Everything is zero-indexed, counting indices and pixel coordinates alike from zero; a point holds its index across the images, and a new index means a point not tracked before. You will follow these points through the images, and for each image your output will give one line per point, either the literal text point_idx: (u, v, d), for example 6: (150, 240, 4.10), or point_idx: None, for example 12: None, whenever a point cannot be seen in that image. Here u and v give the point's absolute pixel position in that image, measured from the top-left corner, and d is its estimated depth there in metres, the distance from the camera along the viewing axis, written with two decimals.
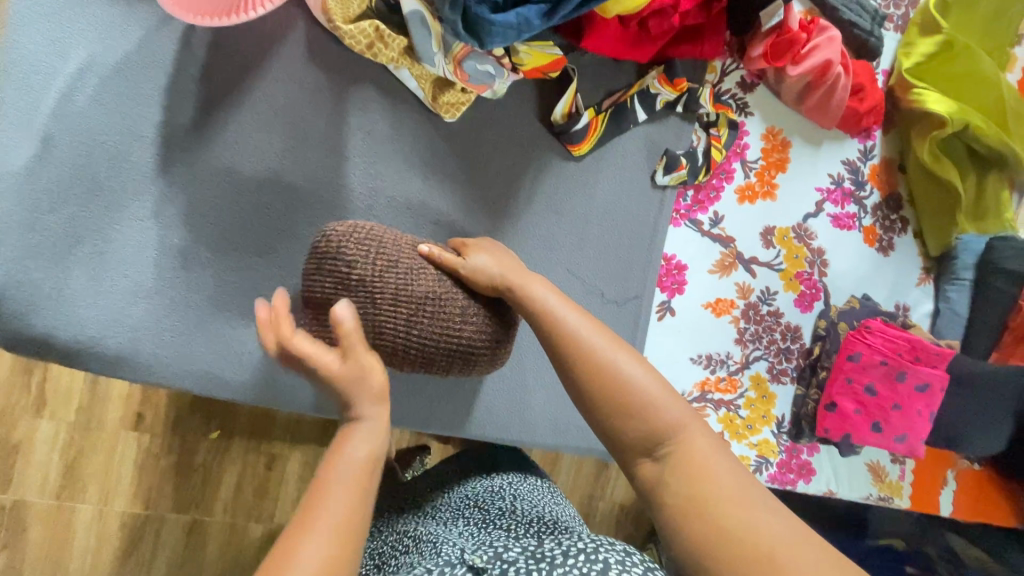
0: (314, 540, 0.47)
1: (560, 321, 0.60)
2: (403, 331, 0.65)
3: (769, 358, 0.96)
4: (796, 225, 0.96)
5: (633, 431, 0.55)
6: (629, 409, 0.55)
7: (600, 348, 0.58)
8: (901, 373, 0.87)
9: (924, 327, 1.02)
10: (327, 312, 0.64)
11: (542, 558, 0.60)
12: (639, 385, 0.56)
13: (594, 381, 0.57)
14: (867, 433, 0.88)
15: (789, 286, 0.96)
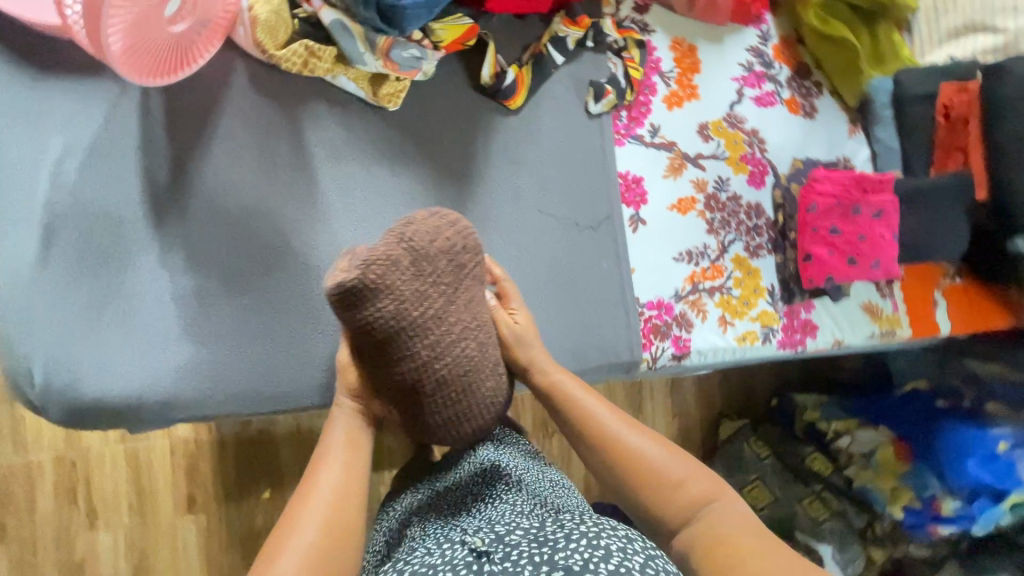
0: (304, 530, 0.60)
1: (597, 413, 0.75)
2: (447, 344, 0.75)
3: (743, 238, 1.05)
4: (726, 115, 1.05)
5: (671, 500, 0.70)
6: (662, 486, 0.70)
7: (635, 439, 0.73)
8: (854, 208, 0.95)
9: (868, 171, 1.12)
10: (408, 269, 0.71)
11: (547, 540, 0.60)
12: (664, 469, 0.71)
13: (628, 465, 0.72)
14: (846, 270, 0.96)
15: (739, 170, 1.05)
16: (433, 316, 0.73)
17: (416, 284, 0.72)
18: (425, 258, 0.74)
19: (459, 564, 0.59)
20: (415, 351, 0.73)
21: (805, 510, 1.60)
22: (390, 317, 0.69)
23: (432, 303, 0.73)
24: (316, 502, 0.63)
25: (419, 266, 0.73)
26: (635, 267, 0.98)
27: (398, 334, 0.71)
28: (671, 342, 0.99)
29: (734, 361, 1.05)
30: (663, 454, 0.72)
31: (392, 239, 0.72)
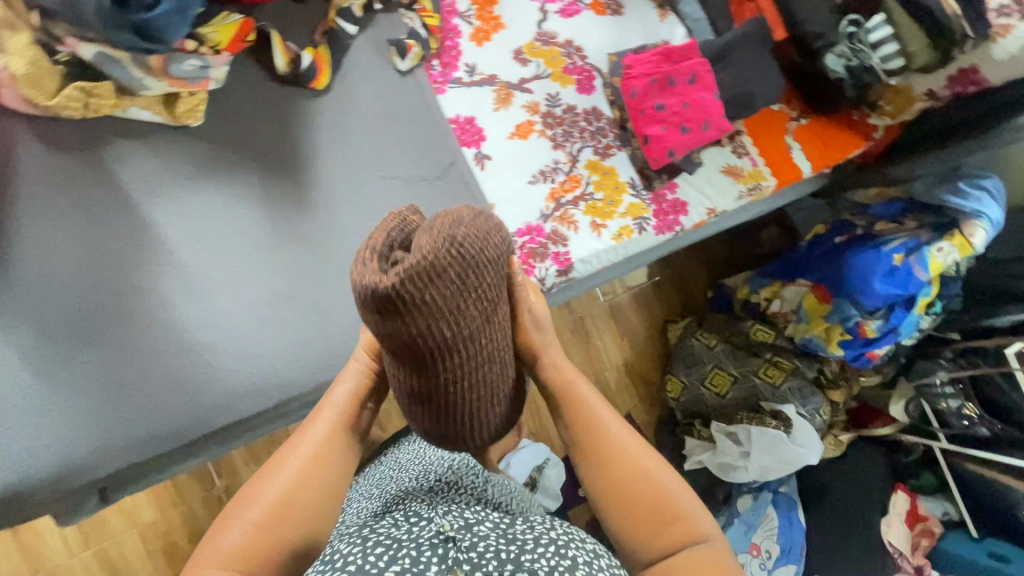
0: (259, 502, 0.57)
1: (598, 415, 0.65)
2: (470, 364, 0.63)
3: (590, 143, 1.09)
4: (536, 34, 1.09)
5: (645, 528, 0.59)
6: (661, 508, 0.59)
7: (636, 458, 0.62)
8: (670, 79, 0.98)
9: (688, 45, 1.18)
10: (449, 280, 0.57)
11: (514, 539, 0.57)
12: (668, 491, 0.61)
13: (629, 478, 0.60)
14: (683, 138, 0.99)
15: (565, 82, 1.09)
16: (467, 336, 0.61)
17: (450, 309, 0.58)
18: (469, 277, 0.59)
19: (424, 544, 0.54)
20: (442, 371, 0.62)
21: (762, 377, 1.75)
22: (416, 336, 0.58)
23: (468, 321, 0.60)
24: (277, 480, 0.58)
25: (468, 279, 0.58)
26: (494, 202, 1.01)
27: (423, 347, 0.59)
28: (553, 259, 1.02)
29: (622, 259, 1.10)
30: (658, 478, 0.61)
31: (437, 245, 0.56)
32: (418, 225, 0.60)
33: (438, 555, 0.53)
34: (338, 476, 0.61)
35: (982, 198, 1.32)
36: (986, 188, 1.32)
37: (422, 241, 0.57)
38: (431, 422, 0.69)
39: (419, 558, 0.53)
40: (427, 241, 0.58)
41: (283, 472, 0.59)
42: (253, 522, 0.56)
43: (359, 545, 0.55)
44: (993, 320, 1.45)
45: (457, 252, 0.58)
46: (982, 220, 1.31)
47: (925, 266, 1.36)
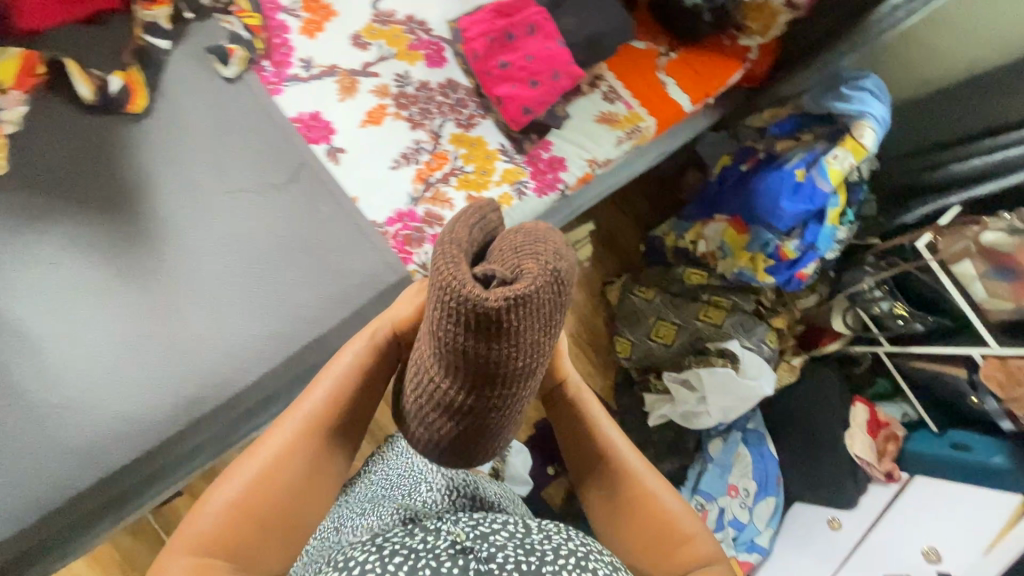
0: (240, 476, 0.67)
1: (611, 442, 0.80)
2: (522, 390, 0.66)
3: (450, 116, 1.05)
4: (373, 16, 1.04)
5: (647, 538, 0.74)
6: (667, 523, 0.74)
7: (649, 483, 0.78)
8: (507, 35, 0.95)
9: None
10: (540, 316, 0.58)
11: (535, 552, 0.63)
12: (676, 514, 0.75)
13: (640, 497, 0.76)
14: (535, 92, 0.96)
15: (413, 59, 1.05)
16: (532, 366, 0.63)
17: (527, 334, 0.58)
18: (551, 307, 0.59)
19: (443, 555, 0.61)
20: (482, 387, 0.63)
21: (704, 319, 1.73)
22: (476, 346, 0.59)
23: (542, 351, 0.62)
24: (255, 459, 0.69)
25: (556, 316, 0.60)
26: (356, 195, 0.96)
27: (496, 369, 0.61)
28: (431, 242, 0.99)
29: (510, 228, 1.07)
30: (656, 493, 0.77)
31: (547, 274, 0.56)
32: (513, 245, 0.60)
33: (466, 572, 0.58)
34: (307, 455, 0.71)
35: (865, 98, 1.32)
36: (867, 87, 1.32)
37: (529, 265, 0.57)
38: (459, 432, 0.69)
39: (438, 566, 0.60)
40: (529, 263, 0.58)
41: (261, 453, 0.69)
42: (231, 496, 0.65)
43: (377, 555, 0.62)
44: (904, 218, 1.46)
45: (556, 286, 0.58)
46: (869, 119, 1.31)
47: (825, 176, 1.36)
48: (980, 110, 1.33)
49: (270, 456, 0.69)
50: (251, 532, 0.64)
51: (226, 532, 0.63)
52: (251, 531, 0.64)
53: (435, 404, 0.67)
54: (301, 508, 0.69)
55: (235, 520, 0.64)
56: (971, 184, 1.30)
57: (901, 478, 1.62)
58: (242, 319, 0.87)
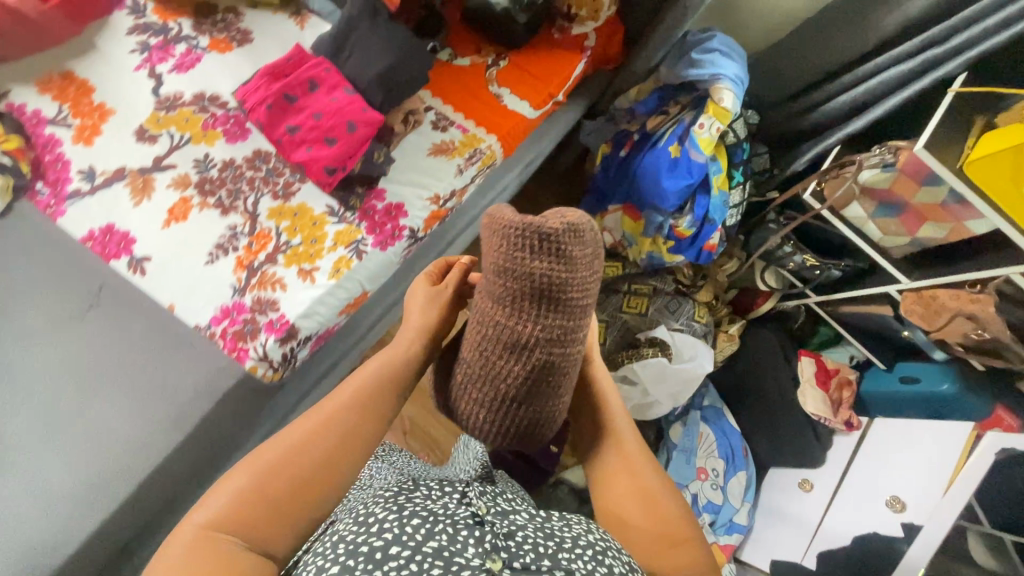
0: (277, 442, 0.65)
1: (620, 426, 0.83)
2: (569, 331, 0.76)
3: (266, 191, 0.98)
4: (156, 104, 0.97)
5: (641, 530, 0.72)
6: (648, 485, 0.75)
7: (637, 455, 0.79)
8: (288, 98, 0.87)
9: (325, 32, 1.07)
10: (574, 252, 0.75)
11: (553, 534, 0.61)
12: (661, 486, 0.76)
13: (622, 460, 0.78)
14: (334, 150, 0.89)
15: (211, 140, 0.97)
16: (577, 303, 0.76)
17: (583, 267, 0.76)
18: (595, 255, 0.78)
19: (459, 525, 0.58)
20: (548, 316, 0.76)
21: (631, 310, 1.67)
22: (547, 274, 0.74)
23: (585, 290, 0.77)
24: (295, 428, 0.66)
25: (592, 260, 0.77)
26: (170, 302, 0.89)
27: (546, 291, 0.74)
28: (267, 331, 0.92)
29: (356, 293, 1.00)
30: (656, 486, 0.76)
31: (582, 217, 0.77)
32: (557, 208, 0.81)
33: (474, 539, 0.56)
34: (347, 434, 0.68)
35: (715, 60, 1.26)
36: (716, 47, 1.26)
37: (570, 213, 0.77)
38: (521, 379, 0.77)
39: (455, 537, 0.56)
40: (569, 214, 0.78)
41: (302, 422, 0.67)
42: (248, 480, 0.61)
43: (394, 516, 0.58)
44: (792, 166, 1.42)
45: (589, 231, 0.77)
46: (725, 81, 1.25)
47: (698, 148, 1.30)
48: (828, 44, 1.25)
49: (308, 428, 0.66)
50: (260, 522, 0.59)
51: (237, 519, 0.59)
52: (265, 517, 0.60)
53: (496, 340, 0.77)
54: (319, 505, 0.63)
55: (245, 503, 0.60)
56: (848, 121, 1.26)
57: (860, 424, 1.54)
58: (59, 473, 0.80)
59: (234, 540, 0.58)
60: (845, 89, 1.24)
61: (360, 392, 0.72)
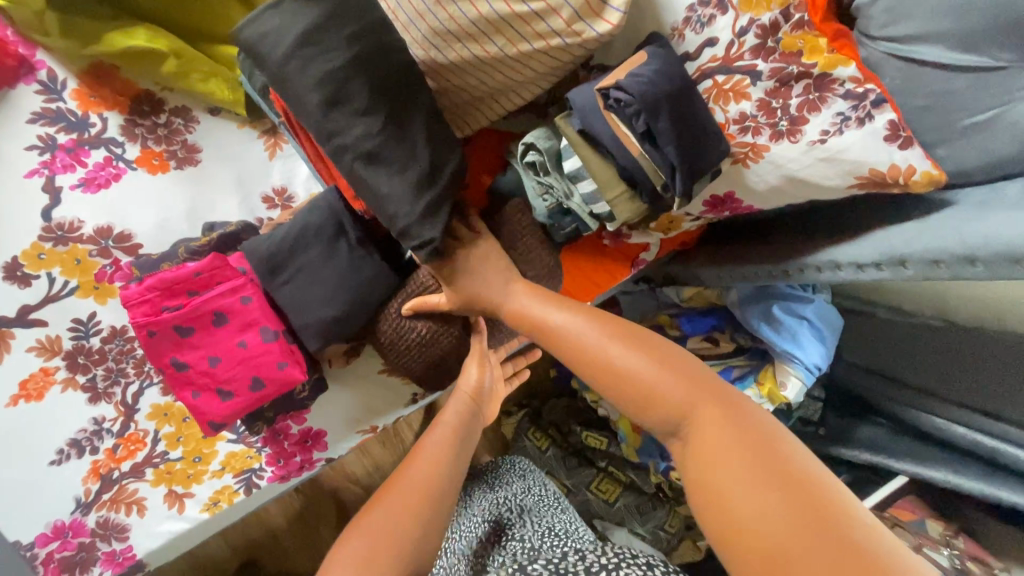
0: (379, 507, 0.59)
1: (580, 315, 0.61)
2: (456, 337, 0.73)
3: (155, 379, 0.76)
4: (43, 231, 0.72)
5: (696, 474, 0.49)
6: (644, 395, 0.54)
7: (613, 353, 0.57)
8: (181, 329, 0.63)
9: (303, 173, 0.82)
10: (414, 354, 0.73)
11: (567, 570, 0.65)
12: (659, 378, 0.54)
13: (603, 376, 0.57)
14: (229, 406, 0.66)
15: (104, 296, 0.74)
16: (434, 340, 0.73)
17: (425, 366, 0.75)
18: (397, 334, 0.72)
19: None
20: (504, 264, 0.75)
21: (597, 494, 1.44)
22: (427, 374, 0.77)
23: (425, 340, 0.72)
24: (398, 484, 0.62)
25: (407, 342, 0.72)
26: None
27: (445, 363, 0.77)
28: (103, 564, 0.74)
29: (233, 517, 0.83)
30: (669, 361, 0.55)
31: (390, 360, 0.75)
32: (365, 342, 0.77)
33: None
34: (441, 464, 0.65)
35: (799, 333, 0.95)
36: (807, 315, 0.96)
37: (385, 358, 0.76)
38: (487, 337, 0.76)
39: None
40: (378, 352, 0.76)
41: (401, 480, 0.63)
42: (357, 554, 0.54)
43: None
44: (844, 452, 1.12)
45: (390, 348, 0.73)
46: (795, 364, 0.95)
47: None
48: (953, 373, 0.93)
49: (416, 476, 0.63)
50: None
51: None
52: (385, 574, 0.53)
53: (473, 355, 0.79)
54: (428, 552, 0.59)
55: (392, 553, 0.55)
56: (927, 465, 0.98)
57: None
58: None
59: None
60: (952, 425, 0.95)
61: (443, 435, 0.69)
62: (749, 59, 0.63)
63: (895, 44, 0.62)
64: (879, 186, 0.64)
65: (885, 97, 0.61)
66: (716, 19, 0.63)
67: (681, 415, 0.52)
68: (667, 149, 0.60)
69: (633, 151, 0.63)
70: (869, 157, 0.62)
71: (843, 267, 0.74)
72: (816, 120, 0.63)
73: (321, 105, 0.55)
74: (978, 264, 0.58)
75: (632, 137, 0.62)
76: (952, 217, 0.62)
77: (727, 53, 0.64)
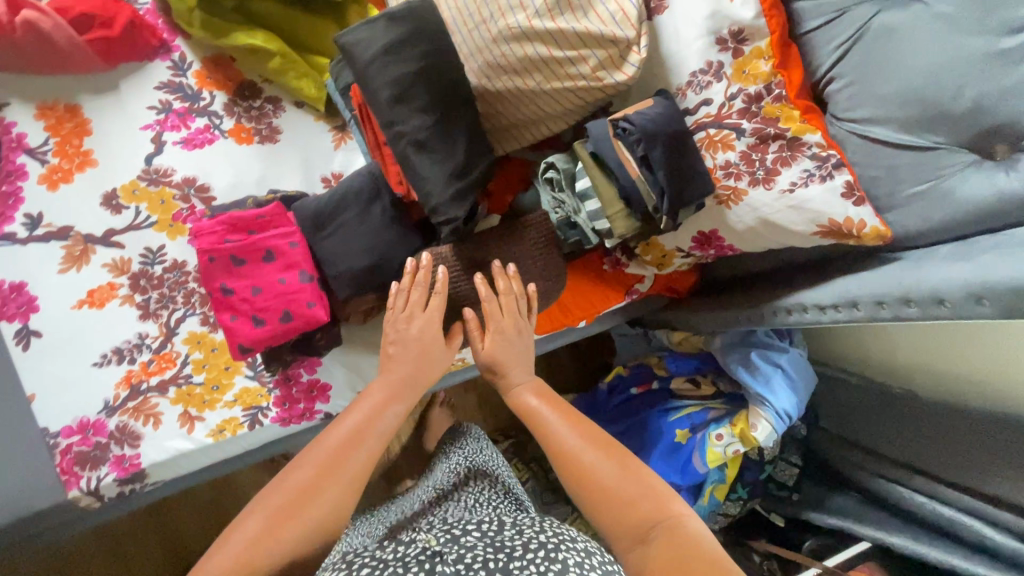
0: (285, 478, 0.68)
1: (580, 426, 0.79)
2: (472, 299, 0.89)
3: (196, 311, 0.87)
4: (143, 172, 0.88)
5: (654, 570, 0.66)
6: (619, 504, 0.72)
7: (601, 469, 0.74)
8: (235, 259, 0.76)
9: (359, 163, 0.97)
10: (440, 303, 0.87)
11: (503, 546, 0.64)
12: (630, 492, 0.72)
13: (587, 485, 0.74)
14: (256, 332, 0.76)
15: (175, 233, 0.88)
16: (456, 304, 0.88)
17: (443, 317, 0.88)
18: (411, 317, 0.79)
19: (412, 561, 0.61)
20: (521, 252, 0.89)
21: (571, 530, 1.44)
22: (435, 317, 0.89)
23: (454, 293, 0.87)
24: (307, 457, 0.70)
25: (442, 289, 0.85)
26: (32, 392, 0.80)
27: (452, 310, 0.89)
28: (110, 466, 0.82)
29: (231, 453, 0.90)
30: (644, 479, 0.73)
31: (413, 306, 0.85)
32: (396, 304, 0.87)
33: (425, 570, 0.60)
34: (373, 443, 0.72)
35: (772, 379, 1.02)
36: (781, 364, 1.04)
37: None
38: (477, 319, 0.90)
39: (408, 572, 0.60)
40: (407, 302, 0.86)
41: (299, 461, 0.70)
42: (254, 530, 0.63)
43: (348, 566, 0.63)
44: (813, 516, 1.14)
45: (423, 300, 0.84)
46: (768, 409, 1.01)
47: (703, 454, 1.07)
48: (919, 440, 0.99)
49: (315, 459, 0.69)
50: (287, 511, 0.65)
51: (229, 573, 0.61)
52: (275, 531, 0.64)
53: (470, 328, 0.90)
54: (352, 467, 0.70)
55: (298, 511, 0.65)
56: (885, 530, 1.00)
57: None
58: None
59: (264, 527, 0.64)
60: (907, 491, 1.00)
61: (364, 412, 0.74)
62: (736, 118, 0.77)
63: (855, 124, 0.76)
64: (837, 236, 0.75)
65: (844, 162, 0.74)
66: (712, 84, 0.78)
67: (649, 524, 0.70)
68: (659, 173, 0.74)
69: (633, 173, 0.76)
70: (828, 208, 0.74)
71: (809, 309, 0.83)
72: (787, 173, 0.76)
73: (388, 99, 0.72)
74: (912, 304, 0.68)
75: (632, 161, 0.76)
76: (897, 267, 0.72)
77: (719, 111, 0.78)
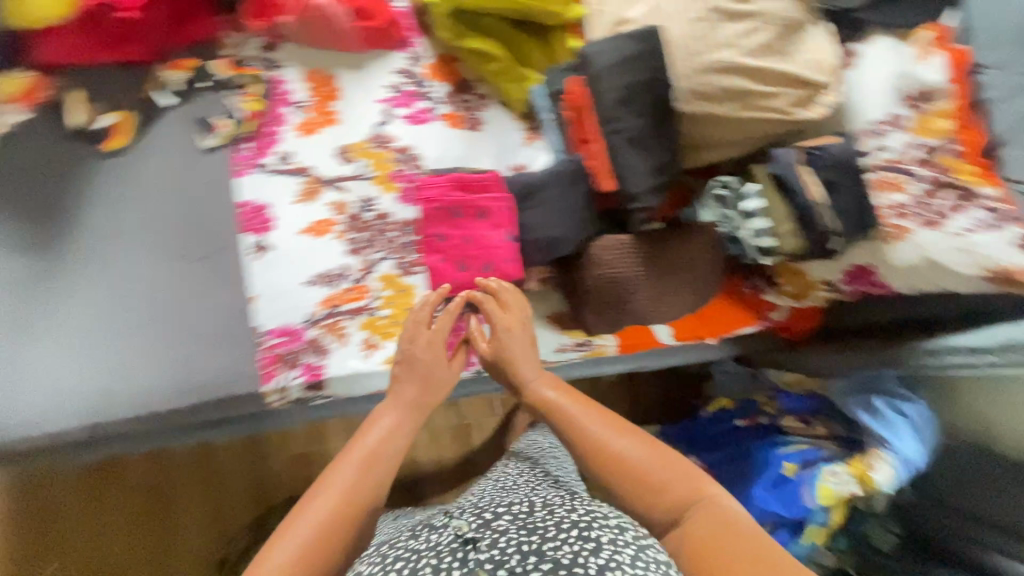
0: (305, 508, 0.68)
1: (602, 419, 0.78)
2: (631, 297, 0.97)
3: (392, 256, 1.01)
4: (372, 135, 1.05)
5: (698, 547, 0.65)
6: (653, 486, 0.71)
7: (634, 454, 0.74)
8: (455, 212, 0.91)
9: (543, 160, 1.11)
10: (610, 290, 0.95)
11: (536, 528, 0.57)
12: (664, 475, 0.72)
13: (618, 470, 0.73)
14: (456, 274, 0.91)
15: (387, 189, 1.03)
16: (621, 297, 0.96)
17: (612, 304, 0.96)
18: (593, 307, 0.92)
19: (443, 550, 0.55)
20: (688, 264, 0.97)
21: None
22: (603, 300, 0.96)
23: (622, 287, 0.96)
24: (322, 484, 0.71)
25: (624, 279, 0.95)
26: (256, 294, 0.95)
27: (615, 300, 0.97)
28: (302, 370, 0.95)
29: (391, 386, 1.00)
30: (677, 466, 0.73)
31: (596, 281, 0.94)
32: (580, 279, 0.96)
33: (457, 561, 0.54)
34: (385, 471, 0.75)
35: (898, 426, 1.04)
36: (907, 413, 1.06)
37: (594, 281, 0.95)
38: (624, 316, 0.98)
39: (439, 565, 0.54)
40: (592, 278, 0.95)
41: (314, 489, 0.71)
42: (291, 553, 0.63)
43: (378, 564, 0.57)
44: None
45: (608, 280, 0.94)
46: (891, 454, 1.02)
47: (814, 490, 1.06)
48: None
49: (335, 486, 0.70)
50: (322, 535, 0.66)
51: None
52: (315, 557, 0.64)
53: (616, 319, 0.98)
54: (372, 493, 0.72)
55: (329, 538, 0.66)
56: None
57: None
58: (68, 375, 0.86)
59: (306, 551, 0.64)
60: None
61: (372, 443, 0.76)
62: (913, 165, 0.86)
63: None
64: (1007, 282, 0.80)
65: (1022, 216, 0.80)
66: (893, 132, 0.87)
67: (688, 503, 0.69)
68: (842, 199, 0.85)
69: (815, 195, 0.85)
70: (1002, 254, 0.80)
71: (958, 351, 0.88)
72: (959, 218, 0.83)
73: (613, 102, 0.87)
74: None
75: (817, 185, 0.85)
76: None
77: (897, 156, 0.87)
